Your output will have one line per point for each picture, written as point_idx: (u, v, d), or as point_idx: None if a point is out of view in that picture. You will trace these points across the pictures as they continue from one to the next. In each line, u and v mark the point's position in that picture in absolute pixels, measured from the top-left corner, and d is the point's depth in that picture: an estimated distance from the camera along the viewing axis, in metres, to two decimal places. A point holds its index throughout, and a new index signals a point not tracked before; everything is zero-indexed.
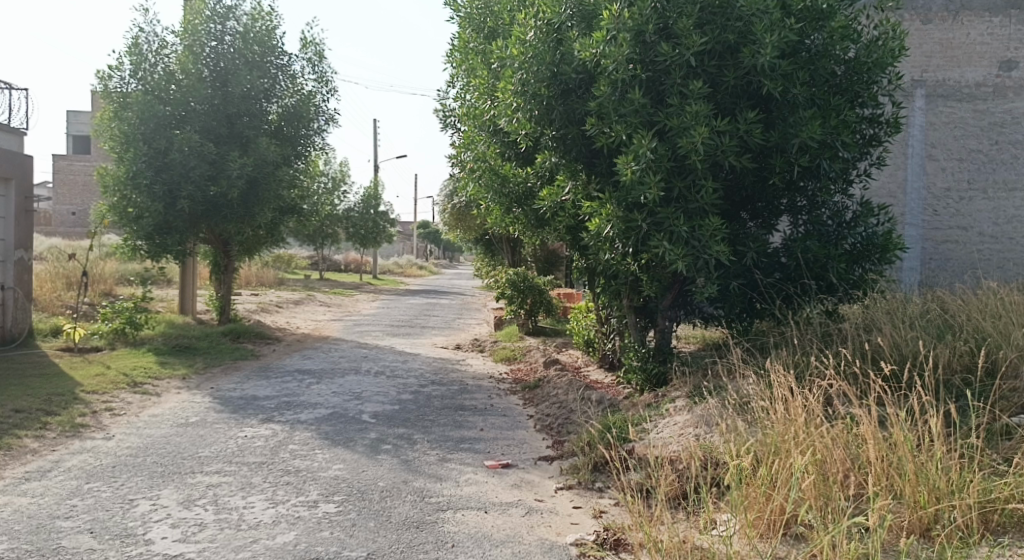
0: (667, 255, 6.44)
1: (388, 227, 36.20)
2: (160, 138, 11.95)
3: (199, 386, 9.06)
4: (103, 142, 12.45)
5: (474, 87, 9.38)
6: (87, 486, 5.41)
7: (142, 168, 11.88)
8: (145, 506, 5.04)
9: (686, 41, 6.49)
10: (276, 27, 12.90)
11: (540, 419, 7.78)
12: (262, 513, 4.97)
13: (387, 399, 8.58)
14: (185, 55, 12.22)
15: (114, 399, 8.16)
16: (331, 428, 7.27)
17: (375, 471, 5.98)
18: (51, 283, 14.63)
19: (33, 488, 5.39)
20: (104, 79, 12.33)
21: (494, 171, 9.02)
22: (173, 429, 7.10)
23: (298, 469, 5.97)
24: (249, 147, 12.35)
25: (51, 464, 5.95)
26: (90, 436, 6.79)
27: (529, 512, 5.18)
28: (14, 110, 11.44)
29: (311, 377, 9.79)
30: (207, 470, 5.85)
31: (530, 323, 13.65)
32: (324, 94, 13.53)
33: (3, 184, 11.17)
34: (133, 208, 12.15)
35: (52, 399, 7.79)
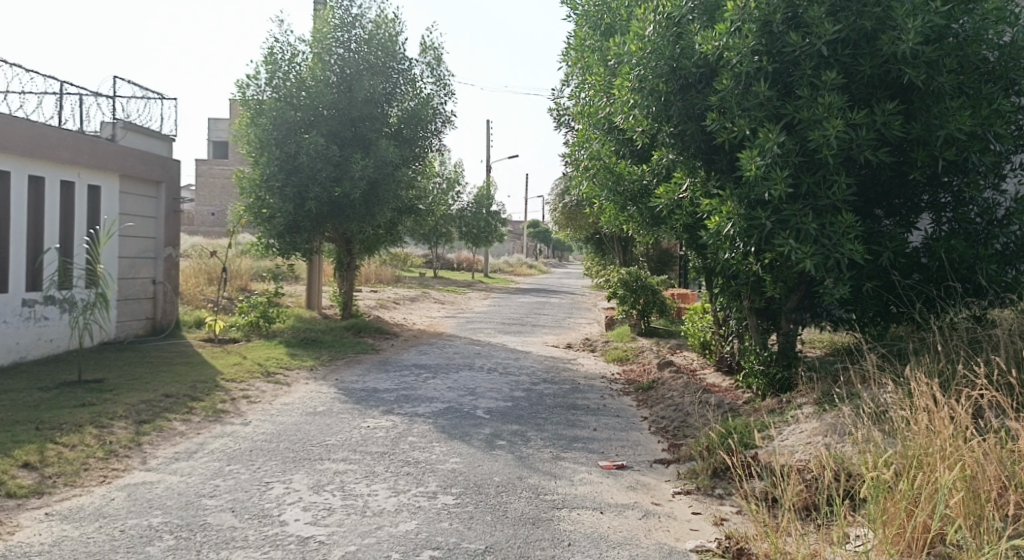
0: (793, 253, 6.16)
1: (501, 226, 36.55)
2: (290, 142, 12.52)
3: (324, 378, 9.42)
4: (241, 147, 13.15)
5: (591, 84, 9.31)
6: (228, 468, 5.70)
7: (274, 172, 12.49)
8: (279, 488, 5.27)
9: (817, 30, 6.20)
10: (398, 33, 13.22)
11: (655, 421, 7.64)
12: (385, 501, 5.10)
13: (501, 396, 8.63)
14: (315, 63, 12.77)
15: (249, 387, 8.60)
16: (446, 422, 7.37)
17: (491, 466, 6.03)
18: (195, 278, 15.69)
19: (182, 467, 5.74)
20: (243, 88, 13.01)
21: (609, 168, 8.92)
22: (303, 417, 7.41)
23: (417, 460, 6.09)
24: (371, 150, 12.74)
25: (197, 446, 6.33)
26: (230, 421, 7.19)
27: (646, 515, 5.08)
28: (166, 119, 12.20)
29: (428, 371, 9.99)
30: (334, 457, 6.06)
31: (642, 324, 13.43)
32: (442, 96, 13.79)
33: (155, 188, 11.95)
34: (266, 209, 12.77)
35: (197, 386, 8.30)
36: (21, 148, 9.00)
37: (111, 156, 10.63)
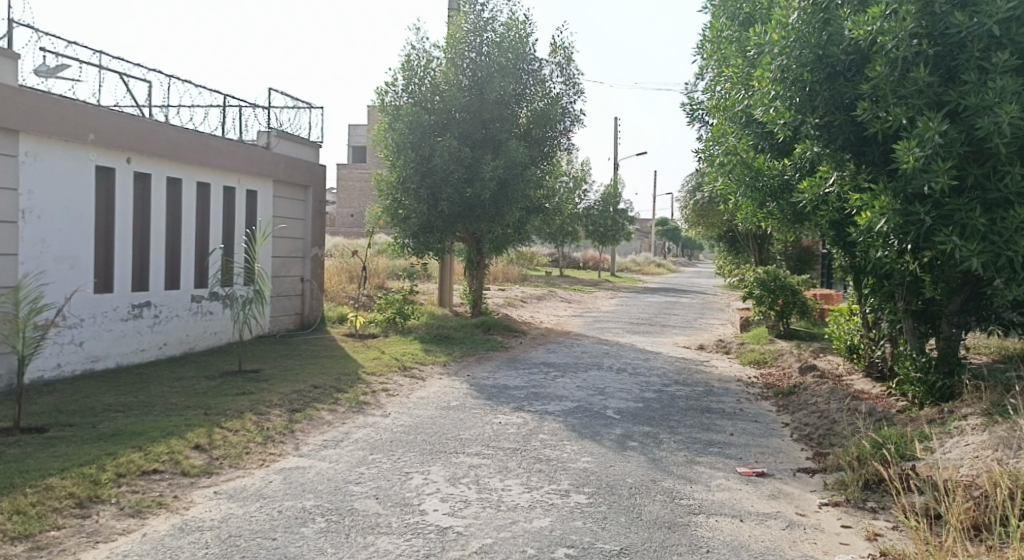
0: (957, 251, 5.71)
1: (628, 225, 36.11)
2: (425, 145, 12.84)
3: (457, 373, 9.60)
4: (379, 152, 13.63)
5: (728, 77, 9.00)
6: (371, 457, 5.90)
7: (410, 174, 12.87)
8: (418, 479, 5.39)
9: (986, 9, 5.72)
10: (528, 34, 13.28)
11: (797, 428, 7.27)
12: (519, 496, 5.10)
13: (631, 396, 8.49)
14: (448, 68, 13.04)
15: (388, 380, 8.90)
16: (577, 421, 7.32)
17: (624, 467, 5.92)
18: (337, 276, 16.48)
19: (330, 454, 6.00)
20: (381, 95, 13.47)
21: (747, 164, 8.49)
22: (438, 411, 7.57)
23: (549, 457, 6.07)
24: (502, 151, 12.88)
25: (342, 435, 6.60)
26: (371, 413, 7.45)
27: (791, 526, 4.82)
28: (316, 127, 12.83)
29: (557, 370, 9.97)
30: (468, 451, 6.14)
31: (780, 326, 12.85)
32: (571, 96, 13.76)
33: (303, 192, 12.60)
34: (403, 210, 13.25)
35: (341, 378, 8.67)
36: (192, 156, 9.73)
37: (267, 163, 11.30)
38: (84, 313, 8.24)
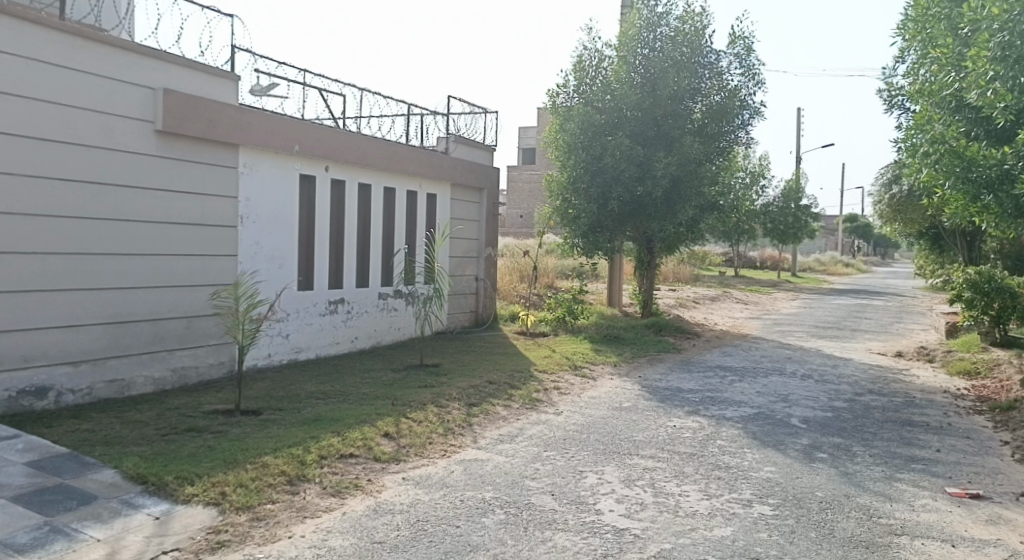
0: None
1: (811, 222, 34.12)
2: (595, 145, 12.76)
3: (629, 374, 9.46)
4: (550, 153, 13.71)
5: (934, 59, 8.25)
6: (545, 454, 5.91)
7: (580, 173, 12.87)
8: (592, 478, 5.33)
9: None
10: (705, 26, 12.87)
11: (1018, 448, 6.50)
12: (697, 503, 4.91)
13: (818, 405, 7.96)
14: (620, 66, 12.89)
15: (560, 379, 8.92)
16: (759, 428, 6.97)
17: (812, 479, 5.54)
18: (509, 276, 16.76)
19: (506, 448, 6.09)
20: (553, 97, 13.55)
21: (956, 153, 7.75)
22: (611, 412, 7.48)
23: (729, 465, 5.81)
24: (674, 147, 12.52)
25: (517, 430, 6.68)
26: (544, 410, 7.50)
27: (1013, 556, 4.29)
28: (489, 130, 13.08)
29: (734, 374, 9.56)
30: (643, 453, 6.00)
31: (995, 333, 11.59)
32: (751, 87, 13.17)
33: (479, 194, 12.94)
34: (572, 210, 13.29)
35: (514, 374, 8.80)
36: (382, 162, 10.24)
37: (447, 166, 11.69)
38: (290, 309, 8.92)
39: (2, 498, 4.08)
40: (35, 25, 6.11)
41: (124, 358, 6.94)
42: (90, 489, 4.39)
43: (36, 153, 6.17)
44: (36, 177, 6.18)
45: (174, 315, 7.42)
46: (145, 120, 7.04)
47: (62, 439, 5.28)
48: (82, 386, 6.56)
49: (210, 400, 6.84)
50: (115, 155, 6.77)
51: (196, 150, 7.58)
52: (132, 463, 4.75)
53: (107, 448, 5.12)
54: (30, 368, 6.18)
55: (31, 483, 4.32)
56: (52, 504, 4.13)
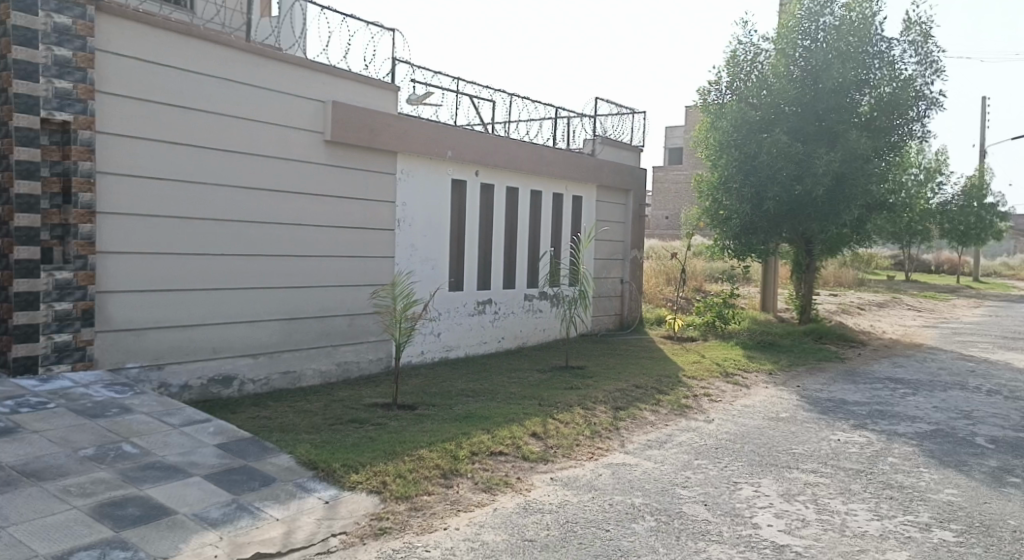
0: None
1: (993, 224, 31.21)
2: (750, 143, 12.19)
3: (786, 383, 8.98)
4: (701, 152, 13.29)
5: None
6: (697, 462, 5.69)
7: (733, 173, 12.39)
8: (748, 490, 5.07)
9: None
10: (875, 13, 12.05)
11: None
12: (867, 523, 4.55)
13: (1006, 424, 7.20)
14: (778, 59, 12.29)
15: (710, 385, 8.59)
16: (936, 447, 6.38)
17: (1002, 506, 4.99)
18: (654, 279, 16.45)
19: (655, 455, 5.91)
20: (704, 95, 13.11)
21: None
22: (767, 422, 7.11)
23: (902, 485, 5.34)
24: (838, 142, 11.77)
25: (666, 437, 6.49)
26: (694, 417, 7.24)
27: None
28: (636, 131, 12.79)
29: (906, 387, 8.84)
30: (803, 467, 5.65)
31: None
32: (928, 77, 12.18)
33: (625, 196, 12.75)
34: (723, 211, 12.81)
35: (662, 379, 8.56)
36: (530, 166, 10.30)
37: (593, 168, 11.60)
38: (442, 309, 9.14)
39: (198, 474, 4.38)
40: (223, 46, 6.58)
41: (295, 352, 7.35)
42: (269, 471, 4.64)
43: (223, 164, 6.64)
44: (223, 187, 6.65)
45: (339, 312, 7.77)
46: (316, 131, 7.42)
47: (242, 424, 5.64)
48: (261, 376, 7.01)
49: (369, 394, 7.11)
50: (288, 165, 7.17)
51: (360, 158, 7.92)
52: (304, 449, 4.99)
53: (283, 435, 5.42)
54: (217, 358, 6.67)
55: (220, 462, 4.61)
56: (237, 483, 4.39)
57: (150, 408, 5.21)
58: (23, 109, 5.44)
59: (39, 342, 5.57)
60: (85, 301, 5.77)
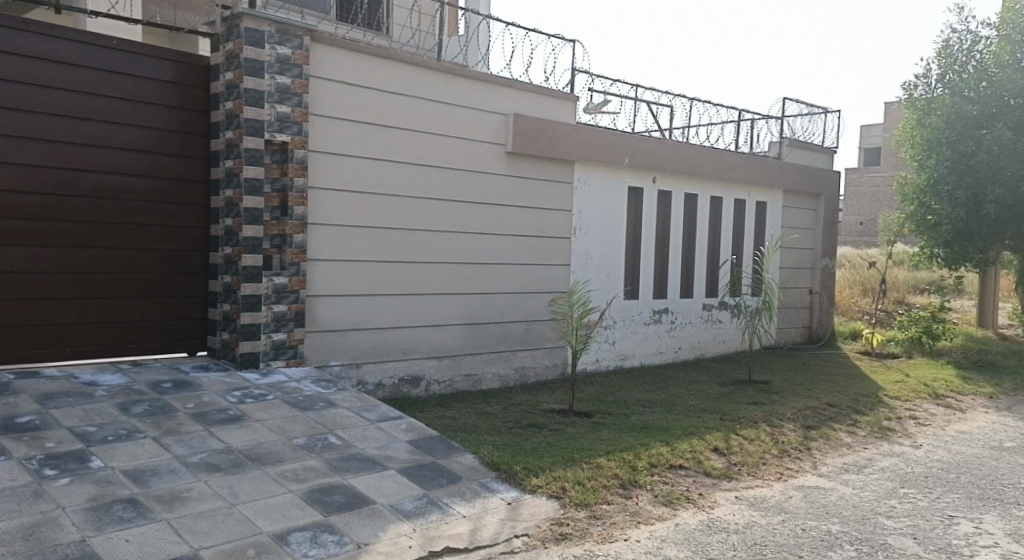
0: None
1: None
2: (966, 140, 11.13)
3: (1009, 409, 8.04)
4: (904, 152, 12.28)
5: None
6: (902, 491, 5.22)
7: (944, 174, 11.34)
8: (965, 526, 4.58)
9: None
10: None
11: None
12: None
13: None
14: (1002, 47, 11.10)
15: (917, 407, 7.87)
16: None
17: None
18: (847, 290, 15.40)
19: (853, 480, 5.49)
20: (910, 90, 12.05)
21: None
22: (987, 451, 6.39)
23: None
24: None
25: (865, 461, 6.01)
26: (898, 442, 6.67)
27: None
28: (830, 132, 11.98)
29: None
30: None
31: None
32: None
33: (817, 201, 12.04)
34: (932, 216, 11.74)
35: (860, 398, 7.96)
36: (712, 172, 9.97)
37: (780, 173, 11.06)
38: (618, 317, 9.06)
39: (393, 468, 4.60)
40: (415, 66, 6.90)
41: (476, 356, 7.56)
42: (457, 469, 4.79)
43: (415, 178, 6.97)
44: (413, 199, 6.98)
45: (517, 318, 7.90)
46: (498, 143, 7.60)
47: (429, 423, 5.87)
48: (445, 378, 7.27)
49: (547, 399, 7.16)
50: (472, 177, 7.41)
51: (539, 168, 8.02)
52: (488, 451, 5.10)
53: (467, 435, 5.58)
54: (407, 359, 6.99)
55: (412, 458, 4.81)
56: (428, 479, 4.56)
57: (350, 404, 5.53)
58: (251, 133, 5.95)
59: (262, 339, 6.06)
60: (297, 304, 6.25)
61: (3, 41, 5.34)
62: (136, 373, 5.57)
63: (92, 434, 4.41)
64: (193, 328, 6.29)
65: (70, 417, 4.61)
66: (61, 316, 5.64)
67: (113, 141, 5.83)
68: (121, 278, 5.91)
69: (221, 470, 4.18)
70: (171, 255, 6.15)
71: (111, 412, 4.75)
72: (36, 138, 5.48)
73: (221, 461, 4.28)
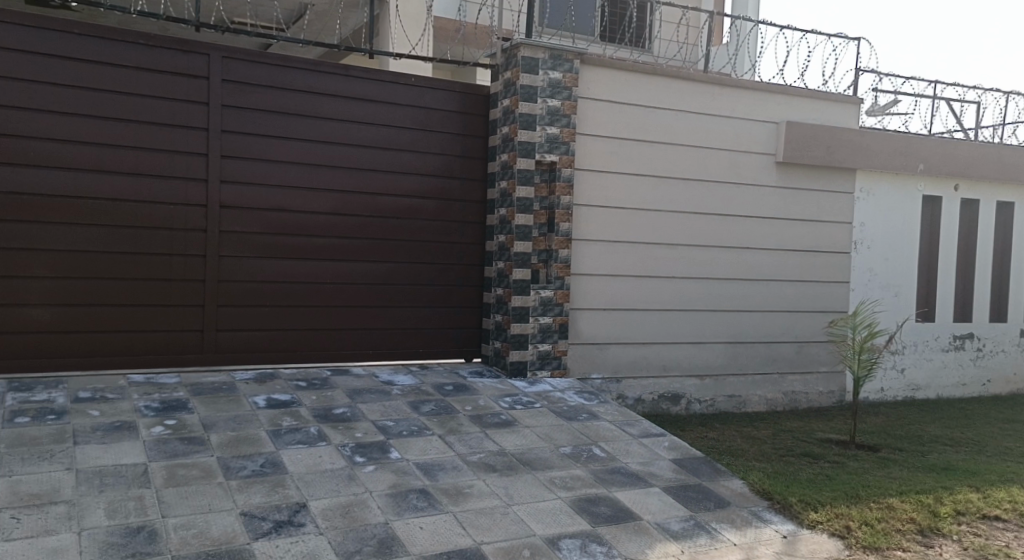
0: None
1: None
2: None
3: None
4: None
5: None
6: None
7: None
8: None
9: None
10: None
11: None
12: None
13: None
14: None
15: None
16: None
17: None
18: None
19: None
20: None
21: None
22: None
23: None
24: None
25: None
26: None
27: None
28: None
29: None
30: None
31: None
32: None
33: None
34: None
35: None
36: None
37: None
38: (908, 340, 8.26)
39: (659, 486, 4.61)
40: (682, 79, 6.90)
41: (741, 376, 7.32)
42: (725, 494, 4.68)
43: (680, 192, 6.97)
44: (679, 214, 6.97)
45: (787, 339, 7.54)
46: (768, 153, 7.33)
47: (694, 444, 5.80)
48: (706, 397, 7.11)
49: (824, 428, 6.74)
50: (740, 189, 7.22)
51: (816, 178, 7.58)
52: (759, 478, 4.92)
53: (736, 460, 5.43)
54: (668, 376, 6.97)
55: (678, 478, 4.78)
56: (696, 501, 4.51)
57: (613, 417, 5.63)
58: (524, 154, 6.30)
59: (529, 349, 6.37)
60: (562, 316, 6.50)
61: (328, 86, 6.21)
62: (422, 376, 6.17)
63: (389, 428, 4.97)
64: (469, 337, 6.80)
65: (371, 412, 5.23)
66: (363, 322, 6.40)
67: (410, 167, 6.53)
68: (411, 289, 6.56)
69: (497, 471, 4.49)
70: (454, 269, 6.72)
71: (404, 409, 5.31)
72: (347, 167, 6.30)
73: (498, 463, 4.59)
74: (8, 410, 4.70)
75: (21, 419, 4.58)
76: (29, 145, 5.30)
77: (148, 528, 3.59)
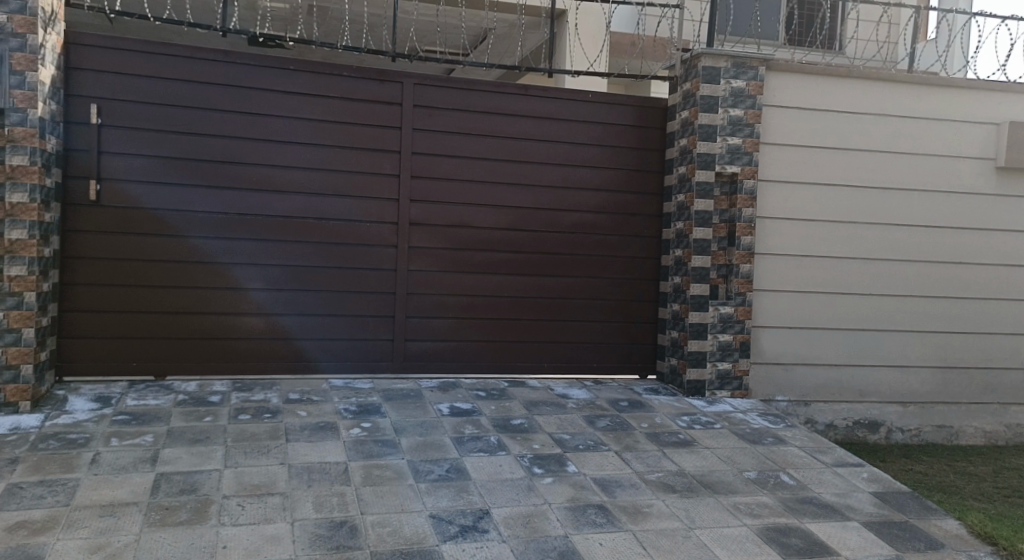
0: None
1: None
2: None
3: None
4: None
5: None
6: None
7: None
8: None
9: None
10: None
11: None
12: None
13: None
14: None
15: None
16: None
17: None
18: None
19: None
20: None
21: None
22: None
23: None
24: None
25: None
26: None
27: None
28: None
29: None
30: None
31: None
32: None
33: None
34: None
35: None
36: None
37: None
38: None
39: (857, 520, 4.34)
40: (880, 81, 6.53)
41: (953, 405, 6.80)
42: (938, 535, 4.25)
43: (878, 202, 6.58)
44: (876, 226, 6.60)
45: (1009, 364, 6.87)
46: (985, 157, 6.72)
47: (899, 477, 5.65)
48: (910, 426, 6.69)
49: None
50: (949, 198, 6.68)
51: None
52: (976, 520, 4.48)
53: (950, 501, 5.11)
54: (864, 403, 6.63)
55: (881, 512, 4.47)
56: (903, 539, 4.16)
57: (802, 443, 5.41)
58: (703, 166, 6.20)
59: (708, 368, 6.27)
60: (743, 334, 6.34)
61: (509, 106, 6.46)
62: (598, 390, 6.25)
63: (566, 441, 5.09)
64: (645, 353, 6.80)
65: (548, 424, 5.38)
66: (540, 334, 6.58)
67: (587, 182, 6.64)
68: (587, 302, 6.66)
69: (677, 491, 4.48)
70: (629, 284, 6.74)
71: (580, 423, 5.41)
72: (526, 183, 6.51)
73: (678, 483, 4.58)
74: (232, 407, 5.29)
75: (243, 416, 5.14)
76: (250, 170, 5.93)
77: (350, 522, 3.93)
